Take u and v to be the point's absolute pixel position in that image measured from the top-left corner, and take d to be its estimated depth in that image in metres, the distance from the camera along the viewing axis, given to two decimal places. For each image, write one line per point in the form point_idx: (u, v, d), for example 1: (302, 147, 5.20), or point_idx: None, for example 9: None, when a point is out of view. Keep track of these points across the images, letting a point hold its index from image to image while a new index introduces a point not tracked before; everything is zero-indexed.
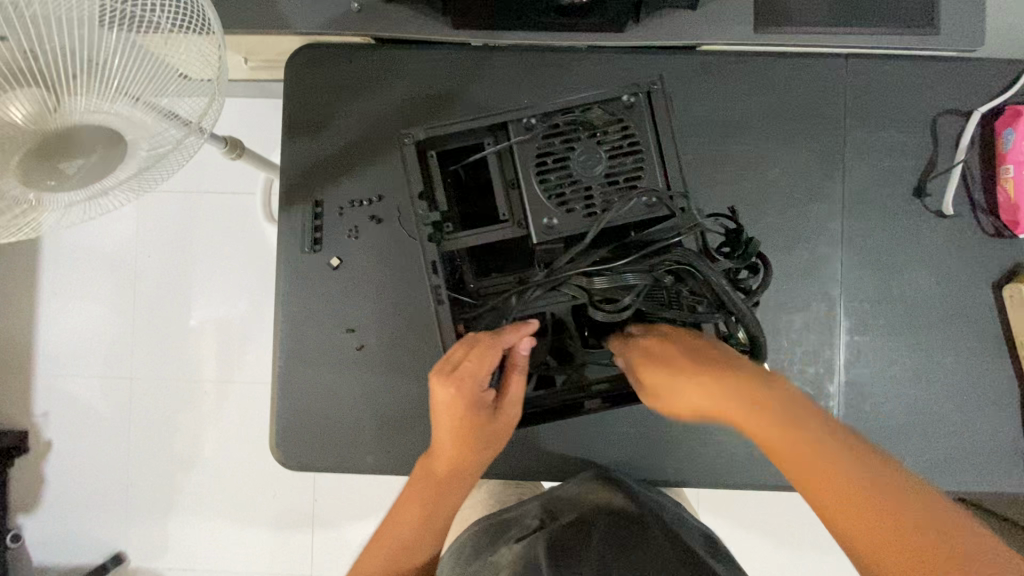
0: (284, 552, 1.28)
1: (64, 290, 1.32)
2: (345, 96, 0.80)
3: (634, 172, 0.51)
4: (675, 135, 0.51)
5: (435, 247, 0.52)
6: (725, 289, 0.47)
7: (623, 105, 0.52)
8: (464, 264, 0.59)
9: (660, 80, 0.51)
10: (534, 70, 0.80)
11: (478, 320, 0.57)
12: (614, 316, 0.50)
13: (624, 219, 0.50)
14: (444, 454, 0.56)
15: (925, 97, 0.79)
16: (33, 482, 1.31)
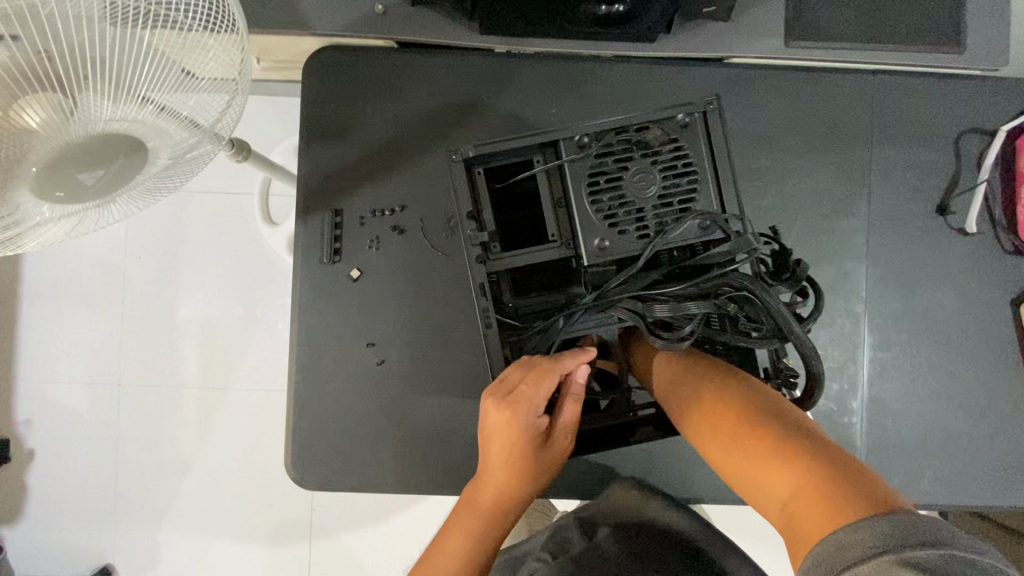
0: (281, 564, 1.24)
1: (50, 292, 1.26)
2: (367, 101, 0.78)
3: (688, 193, 0.50)
4: (731, 156, 0.50)
5: (482, 268, 0.50)
6: (786, 316, 0.46)
7: (677, 124, 0.50)
8: (504, 284, 0.57)
9: (716, 99, 0.50)
10: (562, 79, 0.78)
11: (521, 342, 0.55)
12: (672, 344, 0.48)
13: (679, 242, 0.48)
14: (495, 480, 0.55)
15: (949, 115, 0.80)
16: (15, 492, 1.25)
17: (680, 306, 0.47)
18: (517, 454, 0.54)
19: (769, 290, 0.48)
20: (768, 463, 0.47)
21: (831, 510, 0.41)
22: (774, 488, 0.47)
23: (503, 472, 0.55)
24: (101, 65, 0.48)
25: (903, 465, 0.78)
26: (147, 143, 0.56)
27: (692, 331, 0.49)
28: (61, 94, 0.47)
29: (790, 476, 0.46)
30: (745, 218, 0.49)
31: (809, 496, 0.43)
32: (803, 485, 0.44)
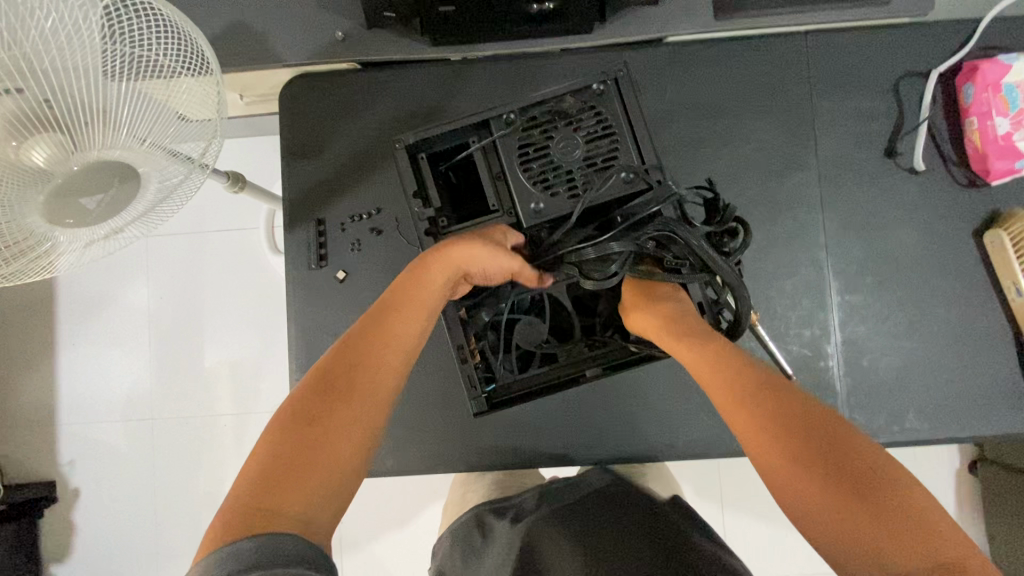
0: None
1: (81, 339, 1.36)
2: (337, 118, 0.85)
3: (609, 154, 0.59)
4: (643, 115, 0.59)
5: (433, 241, 0.62)
6: (703, 248, 0.55)
7: (594, 93, 0.60)
8: None
9: (624, 68, 0.60)
10: (511, 76, 0.85)
11: None
12: (601, 285, 0.57)
13: (605, 195, 0.57)
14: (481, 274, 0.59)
15: (886, 63, 0.83)
16: (63, 530, 1.33)
17: (604, 247, 0.55)
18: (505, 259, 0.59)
19: (688, 228, 0.55)
20: (816, 477, 0.47)
21: (883, 527, 0.44)
22: (815, 500, 0.47)
23: (417, 322, 0.57)
24: (86, 103, 0.56)
25: (885, 404, 0.79)
26: (138, 168, 0.63)
27: (620, 270, 0.55)
28: (58, 131, 0.56)
29: (840, 497, 0.46)
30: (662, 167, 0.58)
31: (860, 516, 0.44)
32: (855, 505, 0.45)
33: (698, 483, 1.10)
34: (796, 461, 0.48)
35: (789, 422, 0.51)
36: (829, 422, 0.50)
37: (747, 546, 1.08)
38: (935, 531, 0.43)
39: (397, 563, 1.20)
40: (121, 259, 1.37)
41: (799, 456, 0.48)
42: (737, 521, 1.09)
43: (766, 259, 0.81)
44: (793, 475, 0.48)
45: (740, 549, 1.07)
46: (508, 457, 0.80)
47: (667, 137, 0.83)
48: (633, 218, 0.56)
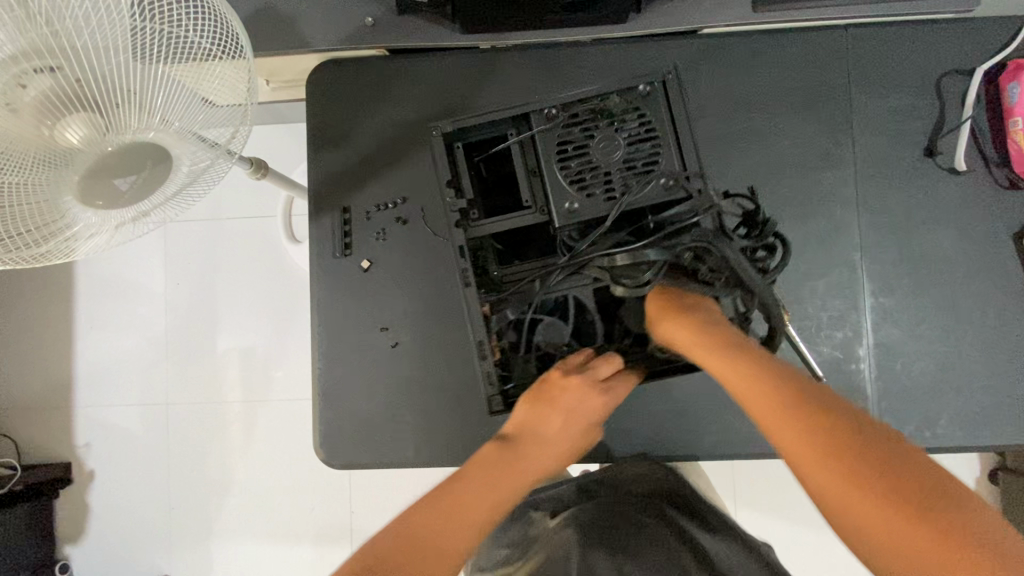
0: (325, 566, 1.29)
1: (99, 322, 1.37)
2: (365, 105, 0.84)
3: (651, 157, 0.58)
4: (689, 120, 0.57)
5: (462, 233, 0.60)
6: (742, 262, 0.55)
7: (639, 93, 0.58)
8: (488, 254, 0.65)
9: (674, 70, 0.58)
10: (542, 67, 0.83)
11: (502, 304, 0.64)
12: (634, 291, 0.57)
13: (644, 201, 0.56)
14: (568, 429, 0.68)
15: (927, 59, 0.81)
16: (77, 512, 1.34)
17: (639, 254, 0.55)
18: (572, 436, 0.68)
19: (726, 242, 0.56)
20: (869, 497, 0.48)
21: (942, 545, 0.44)
22: (872, 524, 0.47)
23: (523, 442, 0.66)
24: (122, 84, 0.56)
25: (919, 409, 0.78)
26: (172, 151, 0.63)
27: (653, 279, 0.57)
28: (95, 112, 0.55)
29: (897, 518, 0.46)
30: (704, 178, 0.57)
31: (919, 536, 0.45)
32: (912, 524, 0.46)
33: (716, 482, 1.09)
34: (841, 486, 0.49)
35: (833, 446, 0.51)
36: (874, 434, 0.51)
37: None
38: (993, 543, 0.44)
39: None
40: (139, 244, 1.37)
41: (851, 477, 0.49)
42: (755, 521, 1.08)
43: (798, 259, 0.80)
44: (846, 497, 0.49)
45: None
46: None
47: (700, 131, 0.81)
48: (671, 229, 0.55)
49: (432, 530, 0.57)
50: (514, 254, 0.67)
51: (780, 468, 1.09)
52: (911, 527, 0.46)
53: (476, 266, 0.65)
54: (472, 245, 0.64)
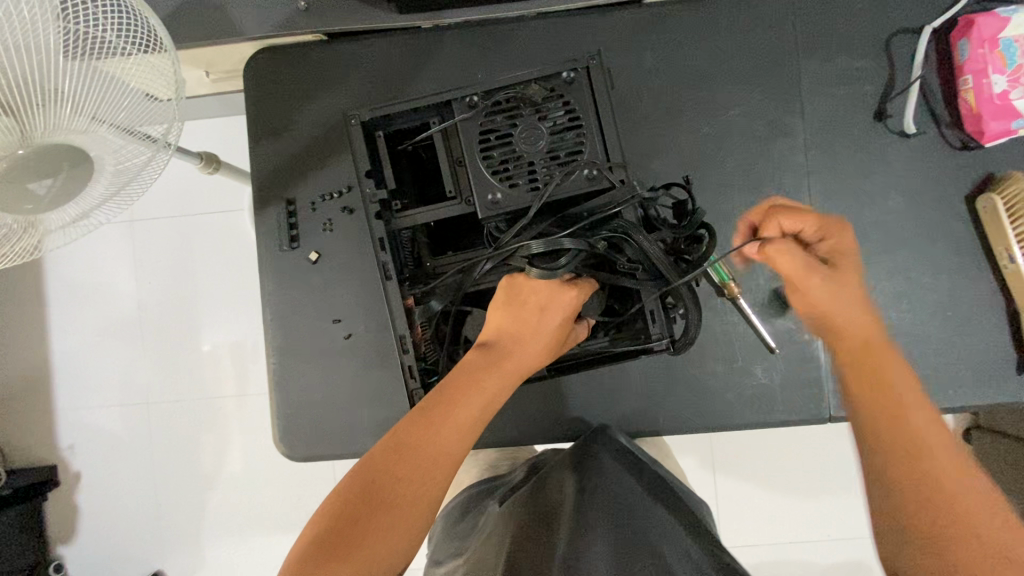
0: None
1: (71, 325, 1.36)
2: (305, 94, 0.82)
3: (574, 146, 0.58)
4: (611, 107, 0.58)
5: (384, 224, 0.60)
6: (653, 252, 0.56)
7: (563, 80, 0.58)
8: (421, 244, 0.65)
9: (597, 55, 0.58)
10: (484, 45, 0.81)
11: (428, 295, 0.63)
12: (548, 272, 0.57)
13: (566, 191, 0.57)
14: (532, 345, 0.61)
15: (877, 20, 0.79)
16: (67, 512, 1.36)
17: (554, 241, 0.54)
18: (545, 342, 0.62)
19: (642, 232, 0.57)
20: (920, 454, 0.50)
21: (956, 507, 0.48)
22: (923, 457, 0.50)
23: (474, 399, 0.58)
24: (40, 90, 0.54)
25: None
26: (90, 151, 0.61)
27: (568, 266, 0.57)
28: (6, 117, 0.53)
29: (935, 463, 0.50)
30: (626, 167, 0.58)
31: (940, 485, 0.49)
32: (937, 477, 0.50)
33: (688, 456, 1.10)
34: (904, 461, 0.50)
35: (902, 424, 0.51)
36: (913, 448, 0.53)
37: (736, 514, 1.09)
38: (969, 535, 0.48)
39: None
40: (105, 245, 1.35)
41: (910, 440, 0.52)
42: (729, 492, 1.09)
43: None
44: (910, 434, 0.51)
45: (730, 518, 1.09)
46: (489, 434, 0.80)
47: (646, 106, 0.80)
48: (592, 218, 0.56)
49: (403, 479, 0.53)
50: (445, 246, 0.67)
51: (751, 439, 1.09)
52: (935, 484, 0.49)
53: (409, 256, 0.65)
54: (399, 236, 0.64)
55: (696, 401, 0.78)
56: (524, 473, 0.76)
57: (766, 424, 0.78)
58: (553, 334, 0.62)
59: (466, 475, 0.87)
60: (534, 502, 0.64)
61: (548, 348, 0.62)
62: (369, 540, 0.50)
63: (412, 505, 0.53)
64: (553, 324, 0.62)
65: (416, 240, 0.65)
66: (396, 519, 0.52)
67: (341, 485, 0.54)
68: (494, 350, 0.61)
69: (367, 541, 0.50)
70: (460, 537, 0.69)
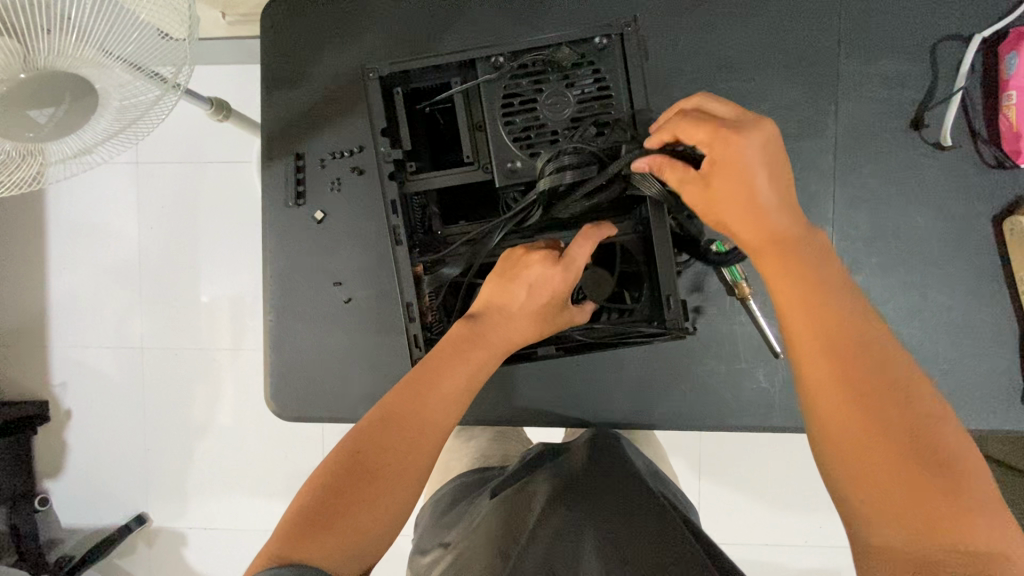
0: None
1: (69, 262, 1.34)
2: (322, 45, 0.79)
3: (601, 118, 0.56)
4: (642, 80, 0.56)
5: (397, 186, 0.58)
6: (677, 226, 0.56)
7: (595, 47, 0.57)
8: (433, 212, 0.63)
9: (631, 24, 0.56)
10: (514, 10, 0.77)
11: (438, 264, 0.61)
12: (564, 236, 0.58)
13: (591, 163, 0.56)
14: (525, 324, 0.58)
15: (923, 23, 0.76)
16: (57, 448, 1.37)
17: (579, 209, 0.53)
18: (537, 318, 0.58)
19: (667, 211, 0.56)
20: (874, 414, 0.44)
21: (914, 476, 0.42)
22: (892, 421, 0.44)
23: (464, 370, 0.55)
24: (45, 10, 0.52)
25: None
26: (94, 84, 0.58)
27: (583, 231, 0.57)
28: (9, 37, 0.52)
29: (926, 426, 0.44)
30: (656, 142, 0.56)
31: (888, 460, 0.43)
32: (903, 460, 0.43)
33: (679, 453, 1.10)
34: (906, 462, 0.42)
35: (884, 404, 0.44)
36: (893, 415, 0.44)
37: (720, 514, 1.09)
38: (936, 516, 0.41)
39: None
40: (107, 184, 1.33)
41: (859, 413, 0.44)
42: (715, 490, 1.09)
43: None
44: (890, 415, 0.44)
45: (714, 517, 1.09)
46: (481, 411, 0.79)
47: (675, 91, 0.77)
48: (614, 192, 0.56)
49: (390, 448, 0.50)
50: (458, 215, 0.65)
51: (741, 442, 1.09)
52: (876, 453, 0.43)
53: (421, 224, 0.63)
54: (414, 200, 0.62)
55: (693, 399, 0.77)
56: (523, 464, 0.74)
57: (761, 428, 0.77)
58: (540, 307, 0.58)
59: (455, 453, 0.86)
60: (522, 496, 0.64)
61: (540, 322, 0.58)
62: (356, 507, 0.48)
63: (399, 477, 0.50)
64: (537, 294, 0.57)
65: (430, 207, 0.63)
66: (382, 490, 0.49)
67: (329, 454, 0.51)
68: (482, 324, 0.58)
69: (352, 512, 0.47)
70: (452, 519, 0.69)
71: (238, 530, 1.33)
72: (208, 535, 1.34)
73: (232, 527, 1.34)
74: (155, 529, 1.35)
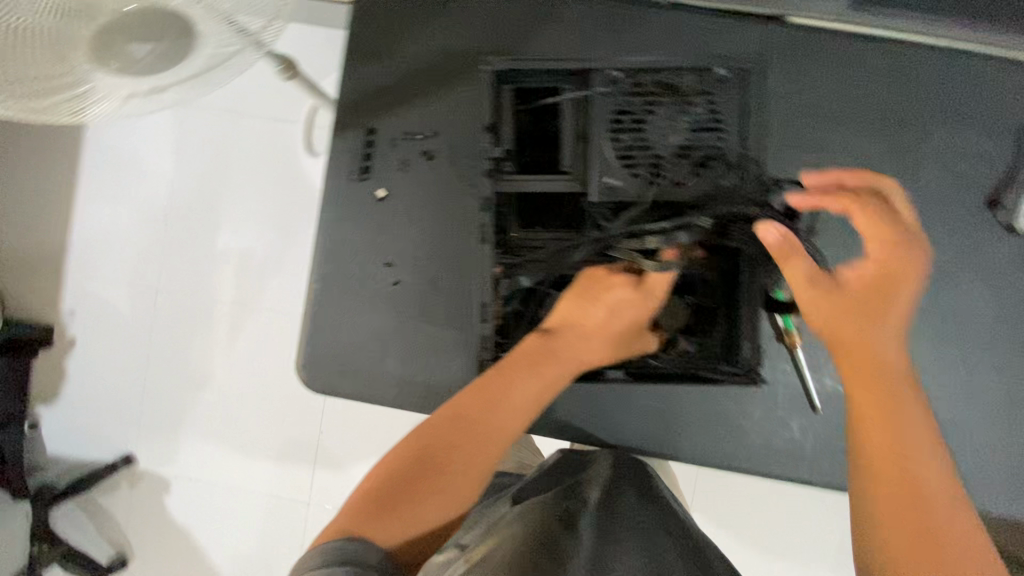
0: (284, 484, 1.31)
1: (99, 193, 1.33)
2: (412, 25, 0.78)
3: (690, 142, 0.74)
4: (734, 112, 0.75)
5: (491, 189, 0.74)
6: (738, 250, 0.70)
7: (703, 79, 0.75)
8: (512, 217, 0.76)
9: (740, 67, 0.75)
10: (612, 21, 0.77)
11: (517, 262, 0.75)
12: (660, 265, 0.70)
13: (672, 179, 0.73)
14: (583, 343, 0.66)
15: (1013, 104, 0.75)
16: (57, 375, 1.35)
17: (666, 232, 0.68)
18: (610, 336, 0.69)
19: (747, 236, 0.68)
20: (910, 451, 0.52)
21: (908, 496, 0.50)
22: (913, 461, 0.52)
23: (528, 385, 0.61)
24: None
25: None
26: (191, 24, 0.57)
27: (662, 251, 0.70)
28: None
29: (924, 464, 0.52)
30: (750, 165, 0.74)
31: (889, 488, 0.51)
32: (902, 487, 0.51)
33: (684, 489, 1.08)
34: (896, 484, 0.51)
35: (912, 451, 0.52)
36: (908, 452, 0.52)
37: None
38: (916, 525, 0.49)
39: None
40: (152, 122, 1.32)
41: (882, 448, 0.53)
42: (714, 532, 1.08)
43: None
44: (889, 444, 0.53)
45: None
46: None
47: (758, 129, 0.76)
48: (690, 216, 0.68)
49: (456, 445, 0.56)
50: (535, 217, 0.76)
51: (747, 487, 1.08)
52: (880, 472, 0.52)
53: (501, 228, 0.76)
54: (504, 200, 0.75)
55: (725, 441, 0.75)
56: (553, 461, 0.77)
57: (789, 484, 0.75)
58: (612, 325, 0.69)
59: None
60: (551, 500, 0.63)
61: (613, 342, 0.69)
62: (422, 495, 0.53)
63: (462, 473, 0.55)
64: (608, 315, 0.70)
65: (509, 213, 0.76)
66: (446, 483, 0.54)
67: (399, 445, 0.58)
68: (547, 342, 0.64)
69: (418, 500, 0.53)
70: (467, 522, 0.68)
71: (224, 489, 1.32)
72: (193, 487, 1.33)
73: (219, 483, 1.32)
74: (141, 472, 1.34)
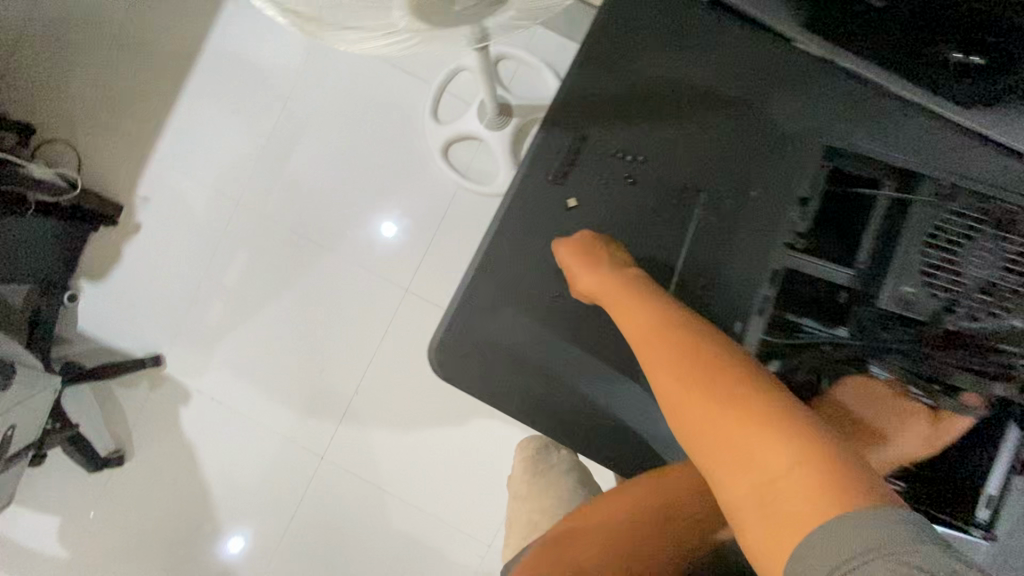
0: (307, 434, 1.22)
1: (214, 87, 1.25)
2: (659, 45, 0.76)
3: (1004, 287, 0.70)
4: None
5: None
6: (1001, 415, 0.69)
7: None
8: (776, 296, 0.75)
9: None
10: (855, 105, 0.76)
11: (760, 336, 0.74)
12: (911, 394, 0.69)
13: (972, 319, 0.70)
14: None
15: None
16: (107, 252, 1.25)
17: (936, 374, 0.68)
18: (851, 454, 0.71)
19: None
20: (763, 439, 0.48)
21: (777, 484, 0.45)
22: (763, 458, 0.47)
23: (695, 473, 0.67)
24: None
25: None
26: None
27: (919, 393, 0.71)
28: None
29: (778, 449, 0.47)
30: None
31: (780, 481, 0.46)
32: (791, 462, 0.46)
33: None
34: (751, 480, 0.47)
35: (749, 452, 0.48)
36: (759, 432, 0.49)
37: None
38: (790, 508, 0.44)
39: (402, 460, 1.22)
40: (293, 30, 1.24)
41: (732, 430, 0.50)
42: None
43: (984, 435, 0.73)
44: (733, 435, 0.49)
45: None
46: (618, 451, 0.78)
47: None
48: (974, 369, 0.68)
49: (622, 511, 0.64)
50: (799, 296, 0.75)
51: None
52: (774, 469, 0.46)
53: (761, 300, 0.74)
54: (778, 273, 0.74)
55: None
56: None
57: None
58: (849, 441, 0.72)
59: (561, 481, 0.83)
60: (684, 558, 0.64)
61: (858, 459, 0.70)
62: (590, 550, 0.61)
63: (624, 536, 0.63)
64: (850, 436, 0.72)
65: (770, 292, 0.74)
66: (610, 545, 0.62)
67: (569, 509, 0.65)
68: None
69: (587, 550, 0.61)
70: None
71: (243, 417, 1.23)
72: (210, 408, 1.23)
73: (238, 410, 1.23)
74: (162, 375, 1.24)
